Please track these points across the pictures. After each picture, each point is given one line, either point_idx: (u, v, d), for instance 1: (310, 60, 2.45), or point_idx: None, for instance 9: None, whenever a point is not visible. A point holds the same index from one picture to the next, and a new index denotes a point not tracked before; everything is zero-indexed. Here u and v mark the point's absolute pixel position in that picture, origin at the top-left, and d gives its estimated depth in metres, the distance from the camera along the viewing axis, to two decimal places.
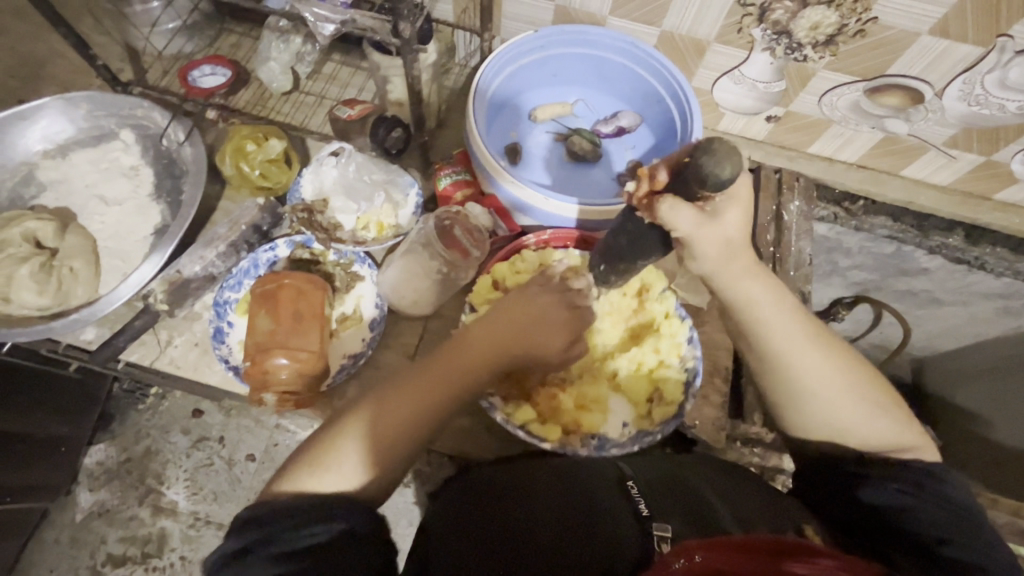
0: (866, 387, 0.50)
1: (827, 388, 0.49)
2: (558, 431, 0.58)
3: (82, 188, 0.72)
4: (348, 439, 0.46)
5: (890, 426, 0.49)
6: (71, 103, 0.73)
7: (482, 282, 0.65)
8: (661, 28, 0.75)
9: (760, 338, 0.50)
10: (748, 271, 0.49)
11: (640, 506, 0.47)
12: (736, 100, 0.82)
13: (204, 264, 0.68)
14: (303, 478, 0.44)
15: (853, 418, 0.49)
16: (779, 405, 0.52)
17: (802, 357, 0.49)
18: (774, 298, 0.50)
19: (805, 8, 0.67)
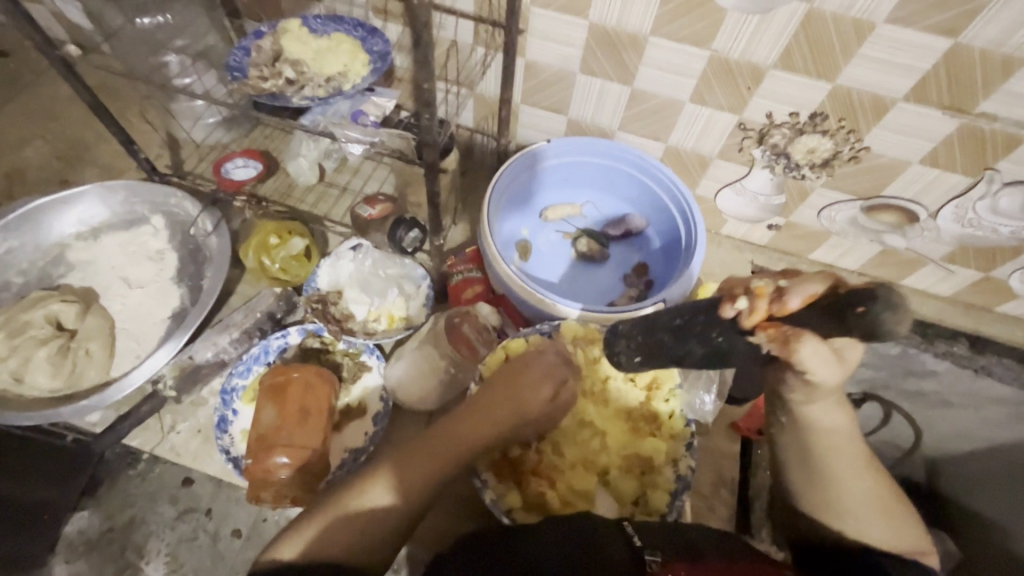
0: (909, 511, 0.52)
1: (868, 508, 0.50)
2: (541, 521, 0.56)
3: (109, 270, 0.75)
4: (355, 502, 0.47)
5: (920, 544, 0.50)
6: (110, 190, 0.77)
7: (494, 355, 0.63)
8: (666, 143, 0.80)
9: (820, 455, 0.50)
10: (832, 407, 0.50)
11: (633, 539, 0.45)
12: (739, 209, 0.86)
13: (216, 351, 0.69)
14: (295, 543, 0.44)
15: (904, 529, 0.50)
16: (822, 509, 0.52)
17: (852, 481, 0.50)
18: (847, 431, 0.50)
19: (801, 135, 0.71)
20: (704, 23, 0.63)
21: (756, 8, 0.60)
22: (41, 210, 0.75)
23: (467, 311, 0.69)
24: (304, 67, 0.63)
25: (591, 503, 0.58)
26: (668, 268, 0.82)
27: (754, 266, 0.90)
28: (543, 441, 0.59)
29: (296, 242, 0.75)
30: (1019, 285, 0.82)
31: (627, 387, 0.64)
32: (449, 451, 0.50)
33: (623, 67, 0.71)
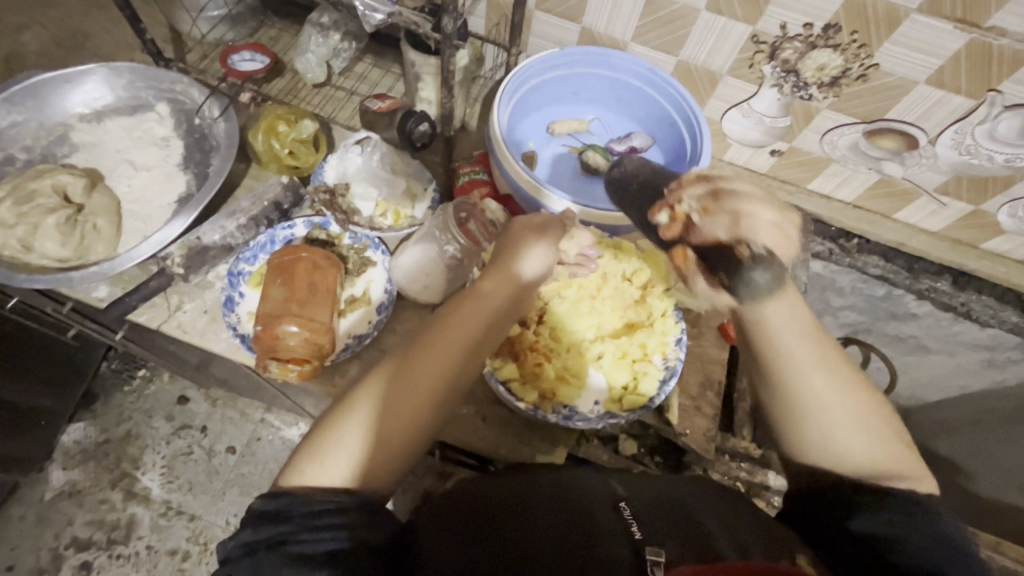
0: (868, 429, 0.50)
1: (840, 420, 0.50)
2: (534, 394, 0.57)
3: (113, 153, 0.75)
4: (349, 424, 0.49)
5: (897, 465, 0.50)
6: (115, 72, 0.76)
7: (499, 246, 0.66)
8: (678, 58, 0.80)
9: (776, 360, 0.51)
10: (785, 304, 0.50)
11: (632, 526, 0.47)
12: (744, 133, 0.87)
13: (224, 235, 0.70)
14: (313, 471, 0.47)
15: (844, 454, 0.50)
16: (788, 426, 0.52)
17: (811, 392, 0.50)
18: (805, 334, 0.51)
19: (812, 49, 0.72)
20: None
21: None
22: (45, 86, 0.74)
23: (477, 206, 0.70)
24: None
25: (584, 381, 0.60)
26: None
27: None
28: (541, 324, 0.61)
29: (305, 127, 0.75)
30: (1007, 220, 0.84)
31: (622, 287, 0.64)
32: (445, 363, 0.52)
33: None
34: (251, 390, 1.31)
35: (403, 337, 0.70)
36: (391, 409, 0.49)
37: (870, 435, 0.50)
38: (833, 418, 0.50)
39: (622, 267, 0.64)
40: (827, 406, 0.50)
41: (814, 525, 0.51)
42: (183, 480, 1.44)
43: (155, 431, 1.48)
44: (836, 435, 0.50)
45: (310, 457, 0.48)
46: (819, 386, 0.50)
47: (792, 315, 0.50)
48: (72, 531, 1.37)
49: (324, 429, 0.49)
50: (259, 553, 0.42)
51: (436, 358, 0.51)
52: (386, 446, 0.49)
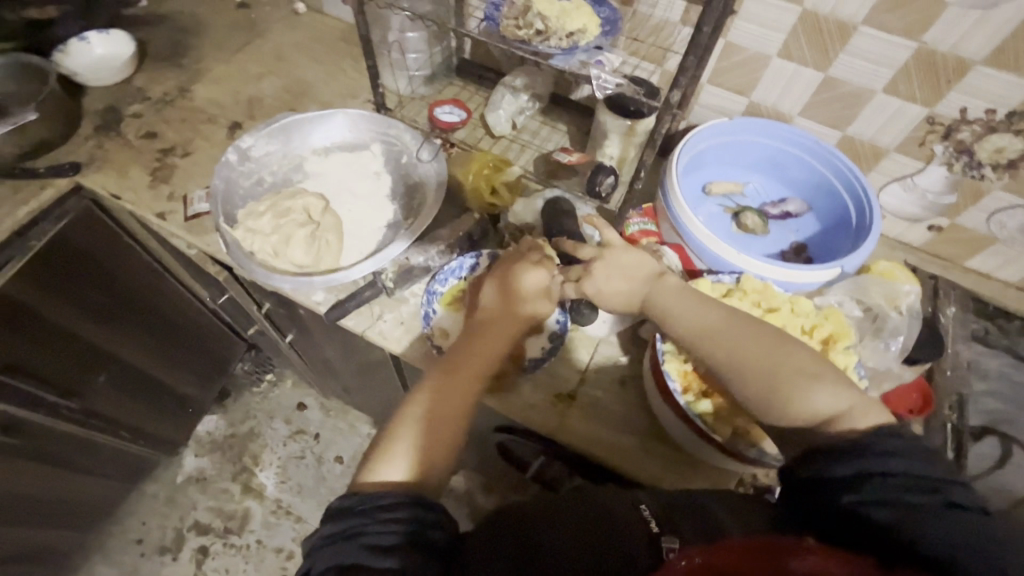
0: (789, 372, 0.56)
1: (764, 364, 0.57)
2: (728, 429, 0.62)
3: (337, 181, 0.88)
4: (405, 431, 0.59)
5: (842, 401, 0.54)
6: (348, 118, 0.91)
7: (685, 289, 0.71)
8: (843, 133, 0.85)
9: (700, 339, 0.61)
10: (680, 294, 0.64)
11: (650, 522, 0.55)
12: (903, 206, 0.89)
13: (426, 257, 0.81)
14: (384, 470, 0.57)
15: (764, 403, 0.56)
16: (753, 394, 0.57)
17: (730, 351, 0.59)
18: (710, 308, 0.62)
19: (991, 133, 0.75)
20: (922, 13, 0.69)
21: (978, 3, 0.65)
22: (295, 126, 0.90)
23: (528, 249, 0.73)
24: (550, 21, 0.73)
25: None
26: (828, 249, 0.86)
27: (908, 265, 0.92)
28: None
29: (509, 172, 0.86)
30: None
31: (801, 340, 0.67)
32: (478, 372, 0.64)
33: (823, 54, 0.77)
34: (371, 404, 1.40)
35: (572, 366, 0.76)
36: (439, 407, 0.61)
37: (781, 372, 0.56)
38: (742, 367, 0.58)
39: (800, 320, 0.67)
40: (740, 364, 0.58)
41: (807, 505, 0.51)
42: (293, 482, 1.54)
43: (275, 432, 1.60)
44: (772, 390, 0.56)
45: (383, 472, 0.57)
46: (736, 348, 0.59)
47: (686, 305, 0.64)
48: (195, 514, 1.49)
49: (387, 439, 0.60)
50: (335, 545, 0.51)
51: (467, 376, 0.64)
52: (446, 439, 0.60)
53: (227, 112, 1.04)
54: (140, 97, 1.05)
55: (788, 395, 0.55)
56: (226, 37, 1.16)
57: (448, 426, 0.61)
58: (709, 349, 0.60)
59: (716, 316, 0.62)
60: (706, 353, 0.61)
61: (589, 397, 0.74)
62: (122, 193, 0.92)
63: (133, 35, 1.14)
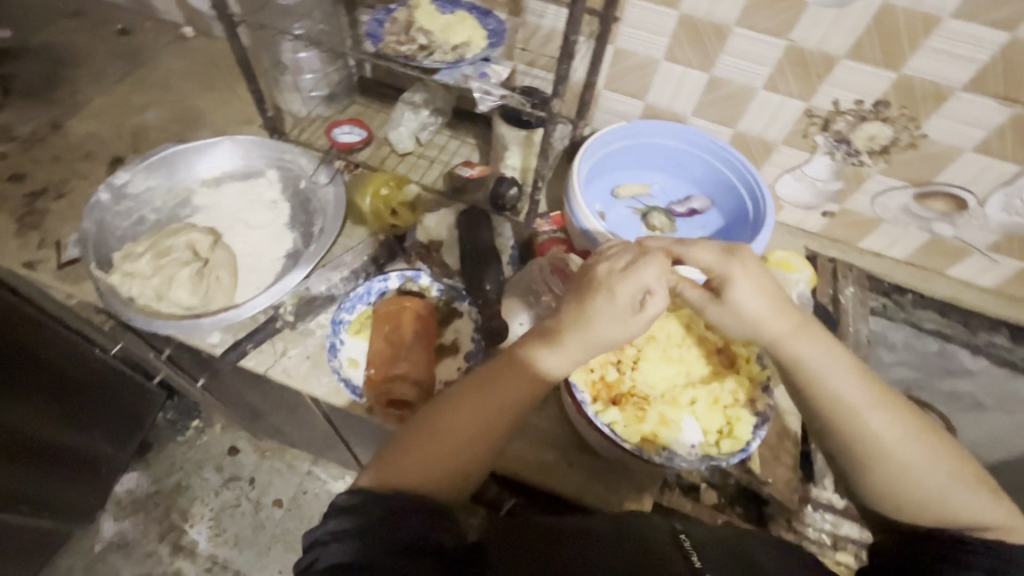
0: (940, 476, 0.51)
1: (906, 443, 0.52)
2: (637, 436, 0.59)
3: (229, 213, 0.83)
4: (402, 454, 0.53)
5: (993, 522, 0.49)
6: (237, 145, 0.86)
7: None
8: (734, 129, 0.88)
9: (807, 382, 0.56)
10: (802, 333, 0.57)
11: (692, 557, 0.49)
12: (797, 195, 0.93)
13: (328, 285, 0.77)
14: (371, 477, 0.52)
15: (890, 490, 0.52)
16: (876, 460, 0.52)
17: (869, 413, 0.53)
18: (838, 357, 0.56)
19: (863, 123, 0.79)
20: (787, 13, 0.71)
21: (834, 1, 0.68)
22: (178, 157, 0.84)
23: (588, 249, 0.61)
24: (433, 36, 0.73)
25: (679, 425, 0.61)
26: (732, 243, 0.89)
27: (808, 251, 0.96)
28: (635, 367, 0.63)
29: (407, 191, 0.84)
30: None
31: (706, 335, 0.66)
32: (494, 409, 0.55)
33: (705, 55, 0.79)
34: (305, 442, 1.33)
35: None
36: (447, 434, 0.54)
37: (920, 469, 0.52)
38: (880, 450, 0.52)
39: None
40: (878, 446, 0.52)
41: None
42: (229, 534, 1.44)
43: (205, 482, 1.49)
44: (900, 477, 0.52)
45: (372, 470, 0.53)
46: (870, 415, 0.53)
47: (829, 355, 0.56)
48: None
49: (386, 454, 0.54)
50: (341, 539, 0.46)
51: (477, 412, 0.54)
52: (439, 467, 0.52)
53: (107, 147, 0.96)
54: (3, 136, 0.95)
55: (920, 492, 0.51)
56: (104, 66, 1.08)
57: (451, 461, 0.53)
58: (837, 404, 0.54)
59: (863, 384, 0.54)
60: (830, 408, 0.54)
61: None
62: None
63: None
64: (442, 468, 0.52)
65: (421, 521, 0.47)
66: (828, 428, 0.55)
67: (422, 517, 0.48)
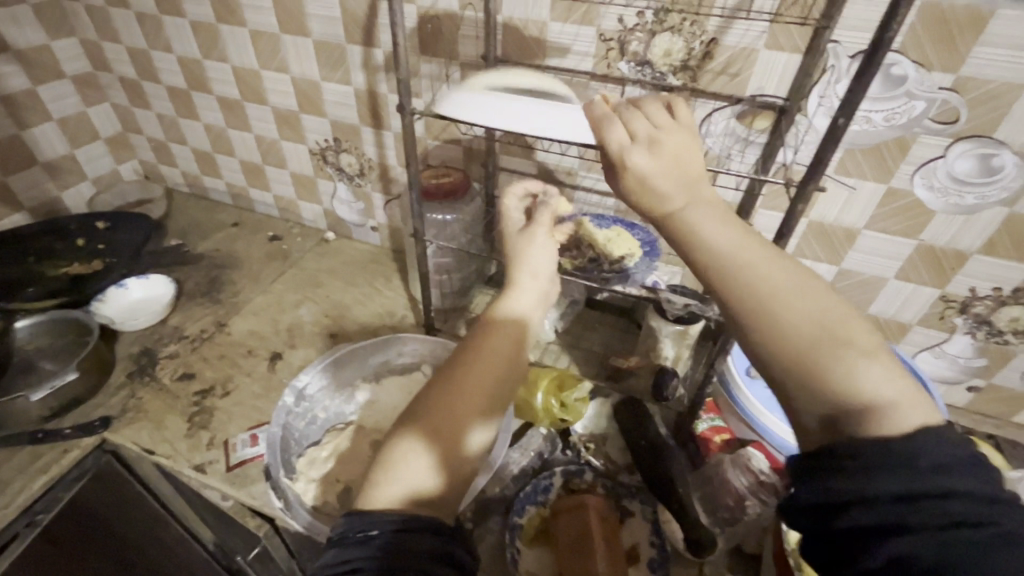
0: (844, 333, 0.42)
1: (775, 297, 0.44)
2: None
3: (394, 409, 0.86)
4: (405, 458, 0.53)
5: (895, 398, 0.40)
6: (400, 341, 0.91)
7: None
8: (866, 312, 0.92)
9: (727, 265, 0.46)
10: (718, 211, 0.49)
11: None
12: (939, 371, 0.94)
13: (500, 486, 0.77)
14: (384, 492, 0.52)
15: (776, 349, 0.42)
16: (765, 309, 0.44)
17: (752, 268, 0.45)
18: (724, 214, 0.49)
19: (1002, 306, 0.83)
20: (915, 220, 0.79)
21: (962, 210, 0.76)
22: (348, 355, 0.90)
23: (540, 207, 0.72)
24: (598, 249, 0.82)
25: None
26: None
27: (961, 427, 0.94)
28: None
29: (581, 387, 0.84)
30: None
31: None
32: (489, 388, 0.57)
33: (834, 252, 0.87)
34: None
35: None
36: (440, 429, 0.54)
37: (839, 331, 0.42)
38: (745, 292, 0.44)
39: None
40: (760, 307, 0.44)
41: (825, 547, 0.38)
42: None
43: None
44: (762, 323, 0.43)
45: (400, 492, 0.51)
46: (739, 256, 0.46)
47: (733, 228, 0.48)
48: None
49: (383, 459, 0.54)
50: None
51: (473, 387, 0.57)
52: (453, 467, 0.54)
53: (267, 343, 1.04)
54: (174, 335, 1.06)
55: (822, 362, 0.41)
56: (260, 268, 1.23)
57: (452, 462, 0.54)
58: (721, 269, 0.46)
59: (738, 235, 0.47)
60: (700, 256, 0.47)
61: None
62: (156, 446, 0.86)
63: (171, 276, 1.20)
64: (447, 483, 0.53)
65: (429, 548, 0.48)
66: (693, 254, 0.48)
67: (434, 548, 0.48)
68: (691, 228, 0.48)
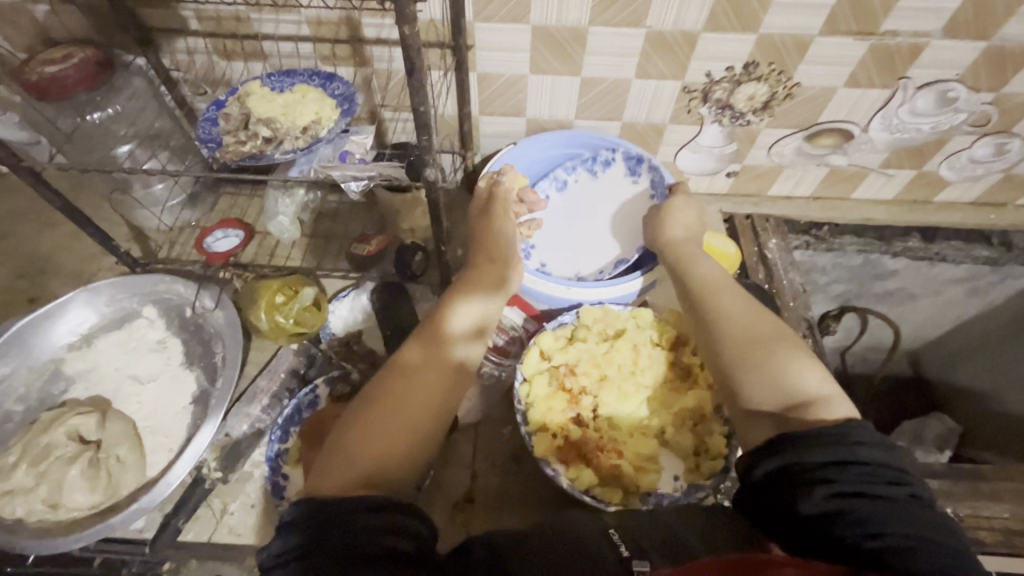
0: (769, 337, 0.54)
1: (740, 334, 0.55)
2: (619, 492, 0.55)
3: (113, 371, 0.73)
4: (360, 435, 0.49)
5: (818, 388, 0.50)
6: (96, 293, 0.75)
7: (529, 353, 0.62)
8: (621, 122, 0.85)
9: (701, 308, 0.59)
10: (705, 254, 0.67)
11: (618, 544, 0.44)
12: (698, 165, 0.92)
13: (250, 421, 0.70)
14: (336, 469, 0.47)
15: (737, 365, 0.53)
16: (718, 345, 0.56)
17: (711, 282, 0.62)
18: (715, 278, 0.63)
19: (739, 86, 0.79)
20: (637, 4, 0.68)
21: None
22: (29, 329, 0.72)
23: (490, 199, 0.73)
24: (277, 124, 0.65)
25: (655, 462, 0.57)
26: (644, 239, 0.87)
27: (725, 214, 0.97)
28: (598, 416, 0.59)
29: (307, 293, 0.72)
30: (948, 173, 0.93)
31: (656, 354, 0.64)
32: (433, 363, 0.55)
33: (569, 60, 0.75)
34: None
35: (461, 465, 0.70)
36: (383, 414, 0.51)
37: (777, 337, 0.55)
38: (706, 305, 0.59)
39: (647, 334, 0.65)
40: (724, 328, 0.56)
41: (771, 516, 0.44)
42: None
43: None
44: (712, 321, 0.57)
45: (349, 464, 0.48)
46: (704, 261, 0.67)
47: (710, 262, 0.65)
48: None
49: (332, 448, 0.50)
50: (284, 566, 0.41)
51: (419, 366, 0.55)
52: (389, 448, 0.49)
53: None
54: None
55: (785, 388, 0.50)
56: None
57: (400, 442, 0.50)
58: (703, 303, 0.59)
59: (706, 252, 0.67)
60: (700, 287, 0.62)
61: (486, 491, 0.69)
62: None
63: None
64: (395, 453, 0.49)
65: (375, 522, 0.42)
66: (674, 267, 0.68)
67: (385, 521, 0.43)
68: (696, 282, 0.63)
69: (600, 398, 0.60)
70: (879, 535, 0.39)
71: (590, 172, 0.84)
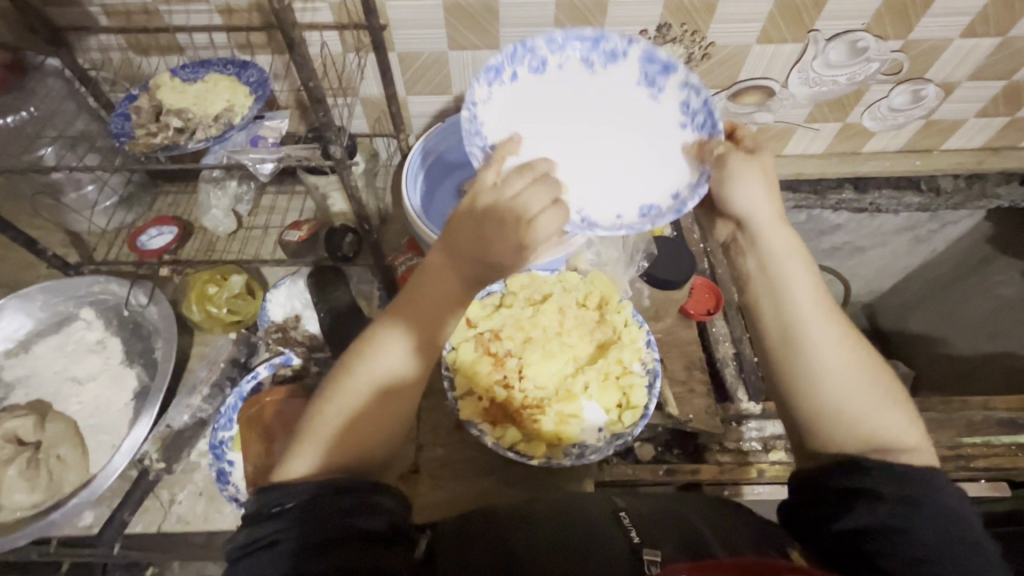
0: (863, 381, 0.48)
1: (844, 369, 0.48)
2: (543, 446, 0.58)
3: (53, 375, 0.73)
4: (330, 415, 0.46)
5: (906, 440, 0.47)
6: (26, 299, 0.74)
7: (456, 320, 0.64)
8: None
9: (794, 341, 0.50)
10: (790, 245, 0.54)
11: (630, 533, 0.44)
12: None
13: (191, 412, 0.70)
14: (299, 457, 0.45)
15: (829, 410, 0.48)
16: (802, 382, 0.49)
17: (799, 297, 0.51)
18: (814, 291, 0.52)
19: (656, 48, 0.80)
20: None
21: None
22: None
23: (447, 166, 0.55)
24: (188, 113, 0.65)
25: (580, 415, 0.60)
26: None
27: None
28: (523, 377, 0.61)
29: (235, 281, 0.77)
30: (872, 124, 0.95)
31: (581, 314, 0.66)
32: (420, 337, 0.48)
33: (483, 33, 0.76)
34: None
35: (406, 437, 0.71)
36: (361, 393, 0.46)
37: (874, 381, 0.49)
38: (797, 334, 0.50)
39: (573, 295, 0.66)
40: (818, 363, 0.49)
41: (811, 518, 0.46)
42: None
43: None
44: (808, 370, 0.49)
45: (315, 445, 0.45)
46: (782, 267, 0.53)
47: (802, 266, 0.53)
48: None
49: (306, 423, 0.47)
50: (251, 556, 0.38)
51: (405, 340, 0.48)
52: (359, 435, 0.45)
53: None
54: None
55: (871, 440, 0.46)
56: None
57: (373, 428, 0.46)
58: (794, 333, 0.50)
59: (793, 243, 0.54)
60: (788, 308, 0.51)
61: (431, 462, 0.70)
62: None
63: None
64: (377, 426, 0.46)
65: (350, 505, 0.40)
66: (747, 272, 0.56)
67: (352, 503, 0.40)
68: (787, 293, 0.52)
69: (525, 360, 0.61)
70: (922, 560, 0.40)
71: (588, 69, 0.62)
